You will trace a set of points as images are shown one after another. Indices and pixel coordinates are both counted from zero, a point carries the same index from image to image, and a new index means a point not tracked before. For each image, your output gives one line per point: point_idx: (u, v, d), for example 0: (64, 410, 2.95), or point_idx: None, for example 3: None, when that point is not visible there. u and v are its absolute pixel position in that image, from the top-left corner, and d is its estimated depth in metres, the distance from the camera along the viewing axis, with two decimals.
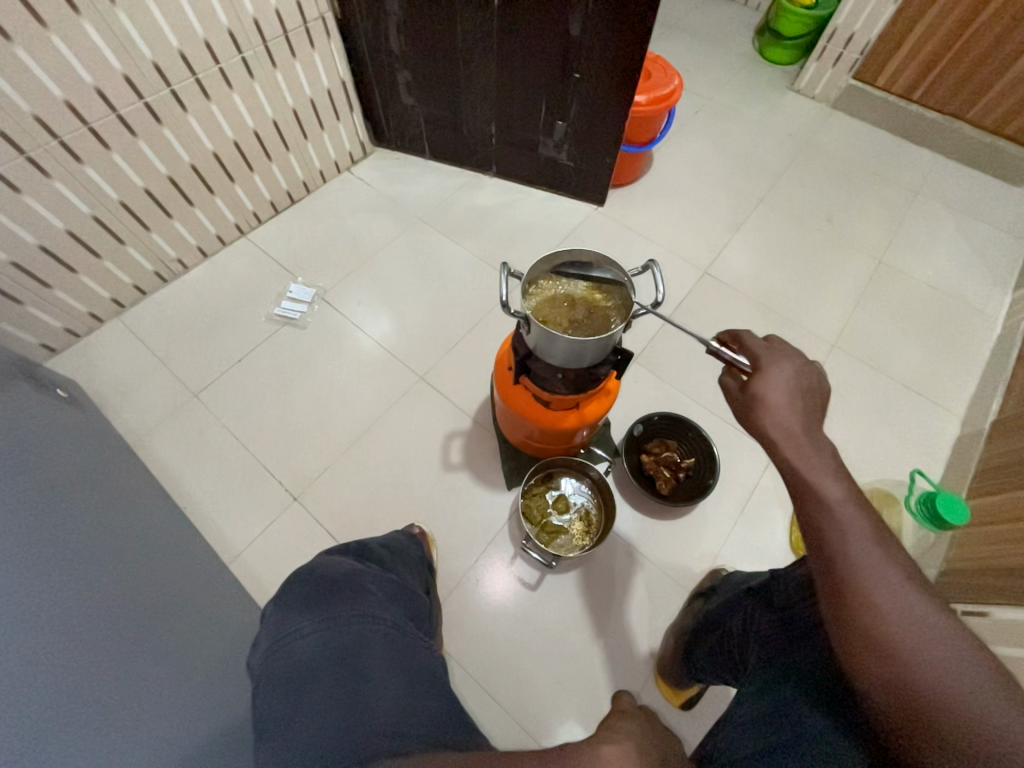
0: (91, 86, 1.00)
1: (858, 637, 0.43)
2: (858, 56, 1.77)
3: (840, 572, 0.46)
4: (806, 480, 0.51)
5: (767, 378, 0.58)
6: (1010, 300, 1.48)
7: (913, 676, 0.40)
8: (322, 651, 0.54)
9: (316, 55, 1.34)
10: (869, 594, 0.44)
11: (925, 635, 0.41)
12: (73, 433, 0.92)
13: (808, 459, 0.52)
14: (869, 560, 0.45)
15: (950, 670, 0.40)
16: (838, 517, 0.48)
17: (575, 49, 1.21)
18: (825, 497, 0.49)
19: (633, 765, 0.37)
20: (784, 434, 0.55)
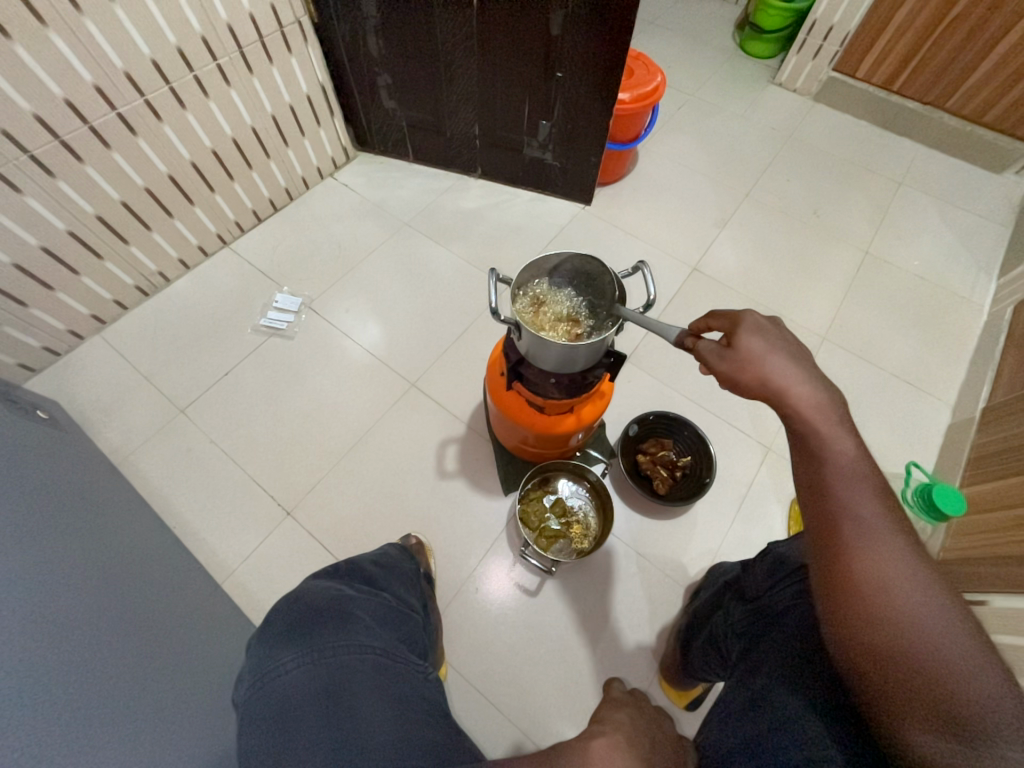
0: (61, 99, 0.97)
1: (842, 591, 0.41)
2: (838, 49, 1.78)
3: (830, 524, 0.44)
4: (810, 429, 0.48)
5: (754, 331, 0.55)
6: (994, 286, 1.50)
7: (892, 629, 0.38)
8: (307, 690, 0.52)
9: (294, 61, 1.32)
10: (859, 547, 0.42)
11: (912, 590, 0.39)
12: (55, 456, 0.89)
13: (814, 409, 0.49)
14: (864, 516, 0.43)
15: (934, 627, 0.37)
16: (837, 468, 0.45)
17: (557, 49, 1.20)
18: (830, 448, 0.46)
19: (621, 754, 0.40)
20: (784, 384, 0.51)
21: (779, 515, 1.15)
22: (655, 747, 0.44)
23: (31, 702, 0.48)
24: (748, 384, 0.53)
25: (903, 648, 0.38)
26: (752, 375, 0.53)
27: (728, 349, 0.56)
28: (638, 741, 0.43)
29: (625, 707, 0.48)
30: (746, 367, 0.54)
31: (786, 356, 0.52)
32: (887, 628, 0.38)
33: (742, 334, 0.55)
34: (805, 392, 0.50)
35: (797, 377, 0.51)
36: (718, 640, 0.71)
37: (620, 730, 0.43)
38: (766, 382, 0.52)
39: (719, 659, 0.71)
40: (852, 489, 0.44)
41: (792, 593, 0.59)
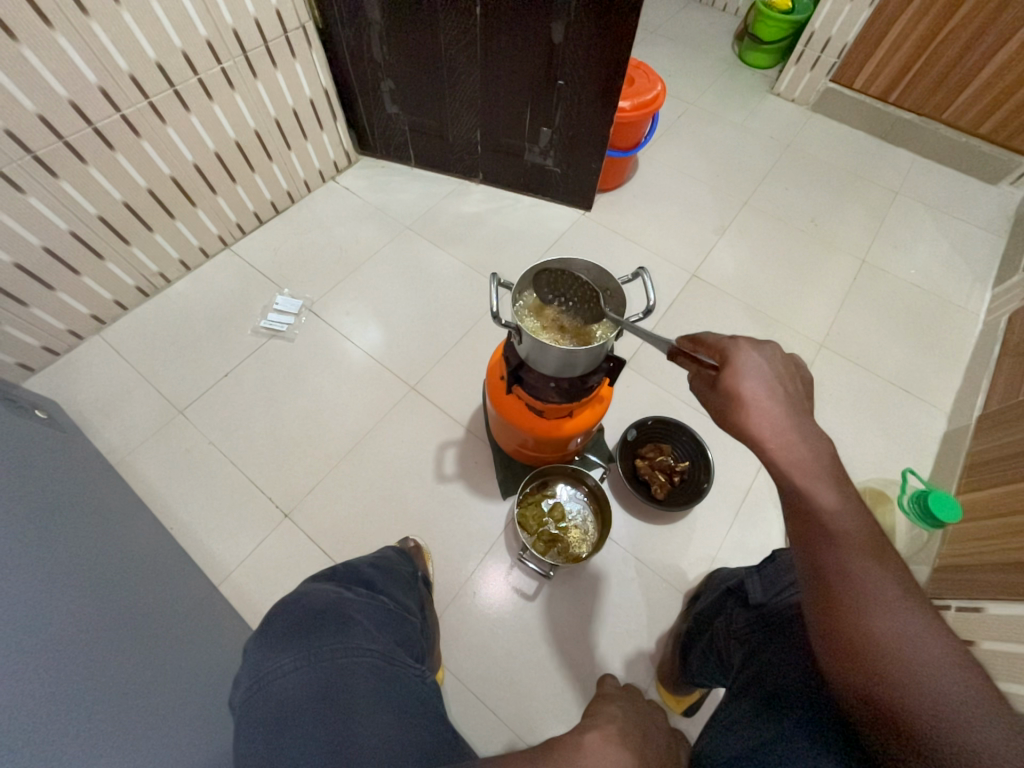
0: (65, 100, 0.98)
1: (835, 648, 0.41)
2: (835, 60, 1.80)
3: (819, 581, 0.43)
4: (793, 487, 0.47)
5: (741, 372, 0.54)
6: (990, 295, 1.52)
7: (889, 691, 0.38)
8: (304, 691, 0.52)
9: (298, 65, 1.33)
10: (848, 603, 0.41)
11: (908, 647, 0.39)
12: (53, 456, 0.89)
13: (794, 461, 0.48)
14: (854, 575, 0.42)
15: (930, 683, 0.37)
16: (827, 523, 0.45)
17: (559, 56, 1.22)
18: (813, 505, 0.46)
19: (615, 744, 0.41)
20: (762, 437, 0.50)
21: (776, 521, 1.16)
22: (647, 741, 0.44)
23: (22, 702, 0.47)
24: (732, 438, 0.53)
25: (899, 710, 0.37)
26: (732, 427, 0.53)
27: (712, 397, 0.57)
28: (629, 733, 0.44)
29: (619, 703, 0.48)
30: (727, 418, 0.54)
31: (767, 403, 0.51)
32: (882, 689, 0.38)
33: (727, 377, 0.54)
34: (784, 444, 0.49)
35: (777, 428, 0.50)
36: (718, 648, 0.71)
37: (613, 724, 0.44)
38: (746, 435, 0.51)
39: (719, 666, 0.71)
40: (839, 545, 0.43)
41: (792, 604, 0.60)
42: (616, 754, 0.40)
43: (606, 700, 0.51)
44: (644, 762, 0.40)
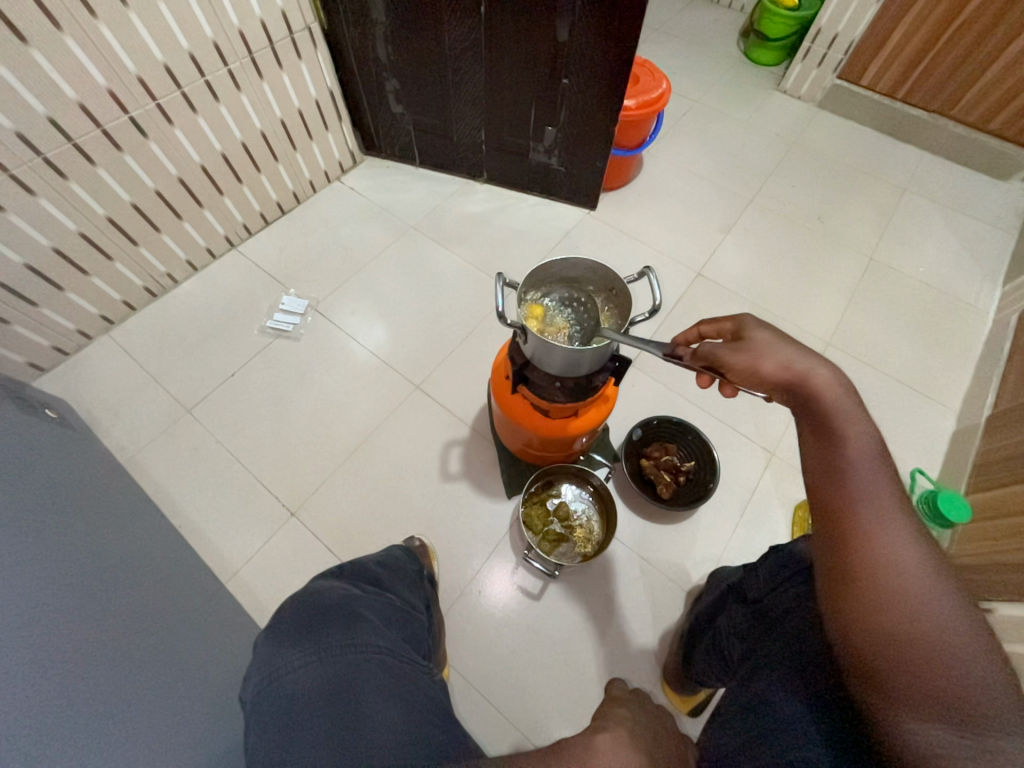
0: (74, 102, 0.99)
1: (851, 569, 0.42)
2: (842, 56, 1.79)
3: (845, 506, 0.44)
4: (831, 414, 0.48)
5: (766, 327, 0.58)
6: (999, 293, 1.50)
7: (897, 612, 0.39)
8: (313, 691, 0.52)
9: (303, 66, 1.33)
10: (869, 526, 0.42)
11: (920, 575, 0.40)
12: (63, 455, 0.90)
13: (836, 391, 0.49)
14: (877, 499, 0.44)
15: (938, 611, 0.38)
16: (854, 450, 0.46)
17: (564, 55, 1.21)
18: (849, 433, 0.47)
19: (626, 748, 0.41)
20: (804, 367, 0.51)
21: (783, 521, 1.15)
22: (658, 743, 0.44)
23: (30, 702, 0.48)
24: (765, 369, 0.54)
25: (906, 632, 0.38)
26: (766, 360, 0.54)
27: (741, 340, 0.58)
28: (640, 736, 0.43)
29: (627, 704, 0.48)
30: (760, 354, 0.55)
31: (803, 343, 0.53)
32: (892, 611, 0.39)
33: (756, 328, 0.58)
34: (825, 376, 0.50)
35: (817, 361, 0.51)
36: (720, 646, 0.71)
37: (622, 726, 0.44)
38: (786, 366, 0.52)
39: (721, 665, 0.71)
40: (870, 474, 0.45)
41: (791, 597, 0.59)
42: (627, 757, 0.40)
43: (613, 701, 0.51)
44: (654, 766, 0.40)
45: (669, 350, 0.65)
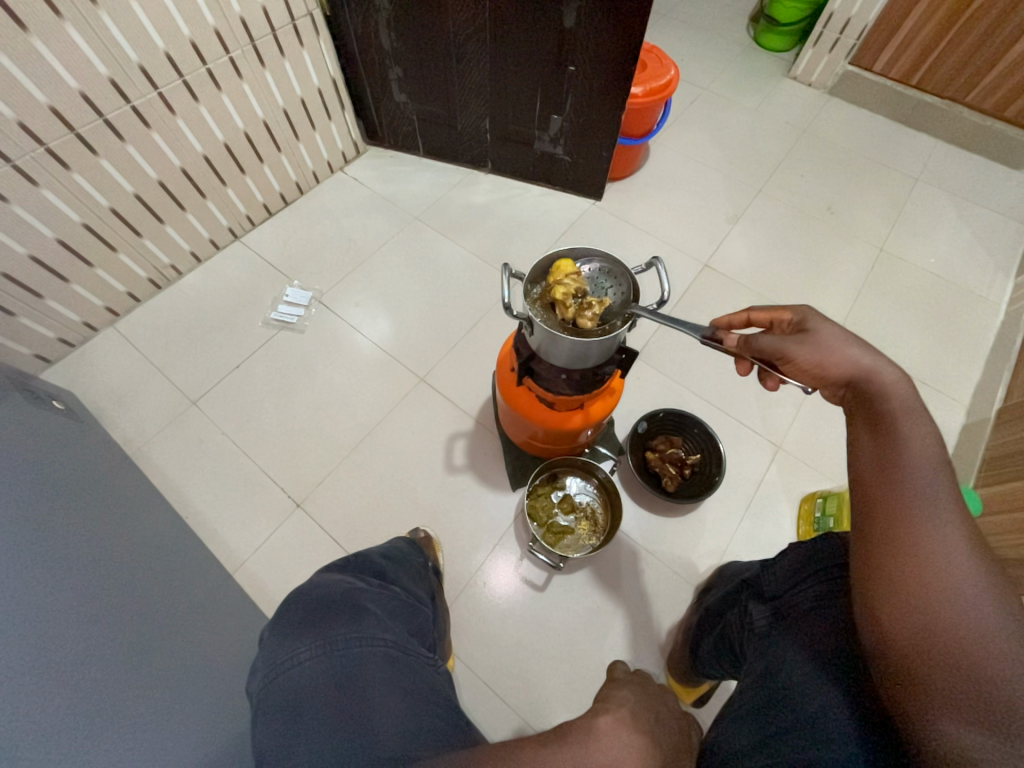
0: (76, 91, 0.98)
1: (900, 564, 0.41)
2: (856, 41, 1.74)
3: (897, 500, 0.43)
4: (895, 411, 0.48)
5: (828, 324, 0.56)
6: (1012, 285, 1.48)
7: (946, 609, 0.38)
8: (321, 680, 0.53)
9: (305, 54, 1.32)
10: (921, 524, 0.42)
11: (973, 578, 0.39)
12: (71, 446, 0.91)
13: (901, 391, 0.49)
14: (935, 500, 0.43)
15: (988, 615, 0.38)
16: (910, 447, 0.45)
17: (569, 41, 1.19)
18: (912, 433, 0.46)
19: (628, 730, 0.41)
20: (870, 366, 0.51)
21: (788, 514, 1.15)
22: (660, 723, 0.44)
23: (32, 694, 0.48)
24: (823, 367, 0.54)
25: (953, 631, 0.38)
26: (829, 356, 0.54)
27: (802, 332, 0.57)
28: (641, 716, 0.43)
29: (628, 685, 0.47)
30: (828, 349, 0.54)
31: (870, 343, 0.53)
32: (934, 611, 0.39)
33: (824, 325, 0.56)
34: (892, 376, 0.50)
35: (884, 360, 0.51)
36: (731, 638, 0.70)
37: (624, 706, 0.43)
38: (852, 365, 0.52)
39: (731, 657, 0.71)
40: (932, 473, 0.44)
41: (813, 596, 0.58)
42: (629, 738, 0.40)
43: (615, 682, 0.50)
44: (657, 747, 0.40)
45: (709, 334, 0.64)
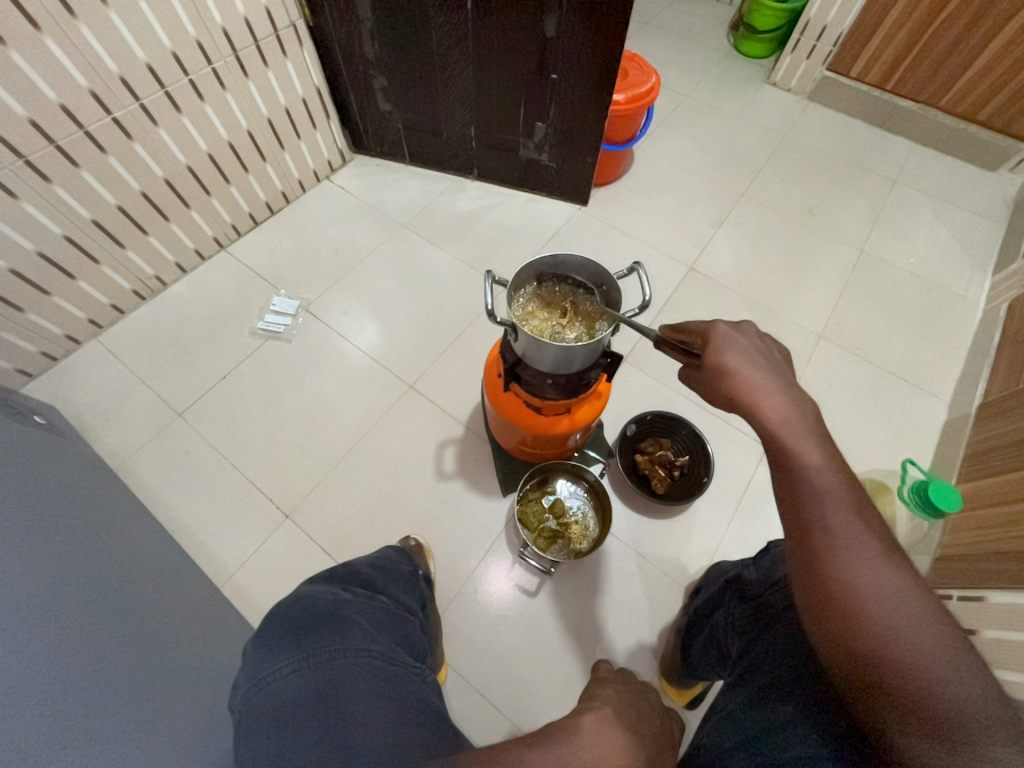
0: (55, 103, 0.97)
1: (816, 599, 0.42)
2: (832, 48, 1.78)
3: (802, 538, 0.44)
4: (781, 444, 0.47)
5: (723, 344, 0.54)
6: (989, 283, 1.51)
7: (869, 639, 0.39)
8: (302, 696, 0.52)
9: (289, 63, 1.32)
10: (830, 554, 0.42)
11: (890, 599, 0.39)
12: (54, 461, 0.89)
13: (779, 419, 0.48)
14: (837, 526, 0.43)
15: (908, 634, 0.38)
16: (809, 477, 0.45)
17: (551, 50, 1.21)
18: (803, 462, 0.46)
19: (612, 728, 0.40)
20: (749, 399, 0.50)
21: (777, 513, 1.16)
22: (643, 719, 0.44)
23: (18, 709, 0.47)
24: (722, 400, 0.53)
25: (879, 661, 0.38)
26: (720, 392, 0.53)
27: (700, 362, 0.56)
28: (625, 712, 0.43)
29: (612, 683, 0.47)
30: (719, 383, 0.53)
31: (746, 365, 0.52)
32: (860, 641, 0.39)
33: (713, 349, 0.54)
34: (769, 402, 0.49)
35: (759, 387, 0.50)
36: (718, 640, 0.71)
37: (608, 704, 0.43)
38: (733, 401, 0.52)
39: (719, 658, 0.71)
40: (828, 500, 0.44)
41: (786, 596, 0.59)
42: (613, 737, 0.40)
43: (599, 681, 0.50)
44: (639, 743, 0.40)
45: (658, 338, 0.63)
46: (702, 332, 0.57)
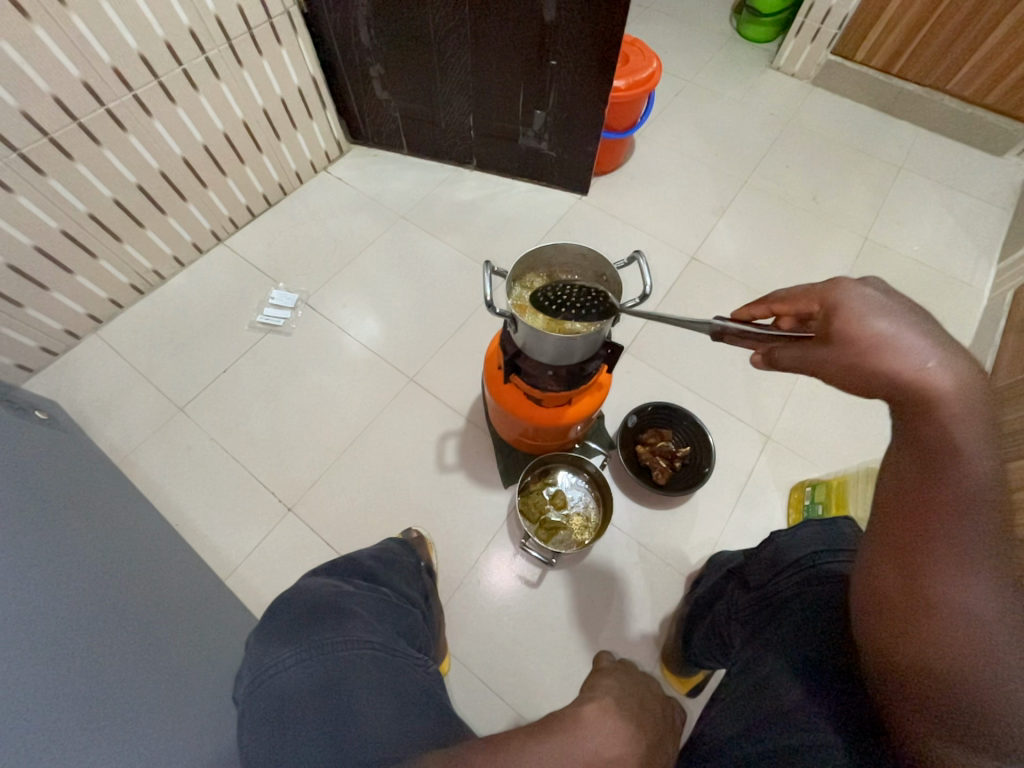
0: (47, 95, 0.96)
1: (908, 604, 0.38)
2: (837, 31, 1.74)
3: (911, 533, 0.39)
4: (935, 433, 0.39)
5: (863, 310, 0.47)
6: (995, 270, 1.49)
7: (949, 651, 0.35)
8: (306, 689, 0.52)
9: (284, 52, 1.30)
10: (938, 563, 0.37)
11: (996, 624, 0.34)
12: (55, 456, 0.90)
13: (950, 403, 0.39)
14: (960, 536, 0.36)
15: (1010, 655, 0.33)
16: (949, 474, 0.38)
17: (550, 35, 1.18)
18: (953, 457, 0.38)
19: (612, 719, 0.40)
20: (915, 372, 0.42)
21: (779, 503, 1.16)
22: (644, 707, 0.44)
23: (24, 701, 0.48)
24: (857, 376, 0.46)
25: (954, 670, 0.35)
26: (858, 365, 0.45)
27: (826, 333, 0.49)
28: (627, 701, 0.43)
29: (614, 673, 0.47)
30: (852, 356, 0.46)
31: (923, 337, 0.43)
32: (945, 654, 0.35)
33: (846, 316, 0.47)
34: (939, 380, 0.40)
35: (936, 364, 0.41)
36: (720, 628, 0.71)
37: (609, 693, 0.43)
38: (891, 373, 0.43)
39: (721, 647, 0.71)
40: (960, 502, 0.37)
41: (801, 584, 0.58)
42: (614, 725, 0.40)
43: (600, 671, 0.50)
44: (641, 732, 0.40)
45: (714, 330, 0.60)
46: (830, 303, 0.50)
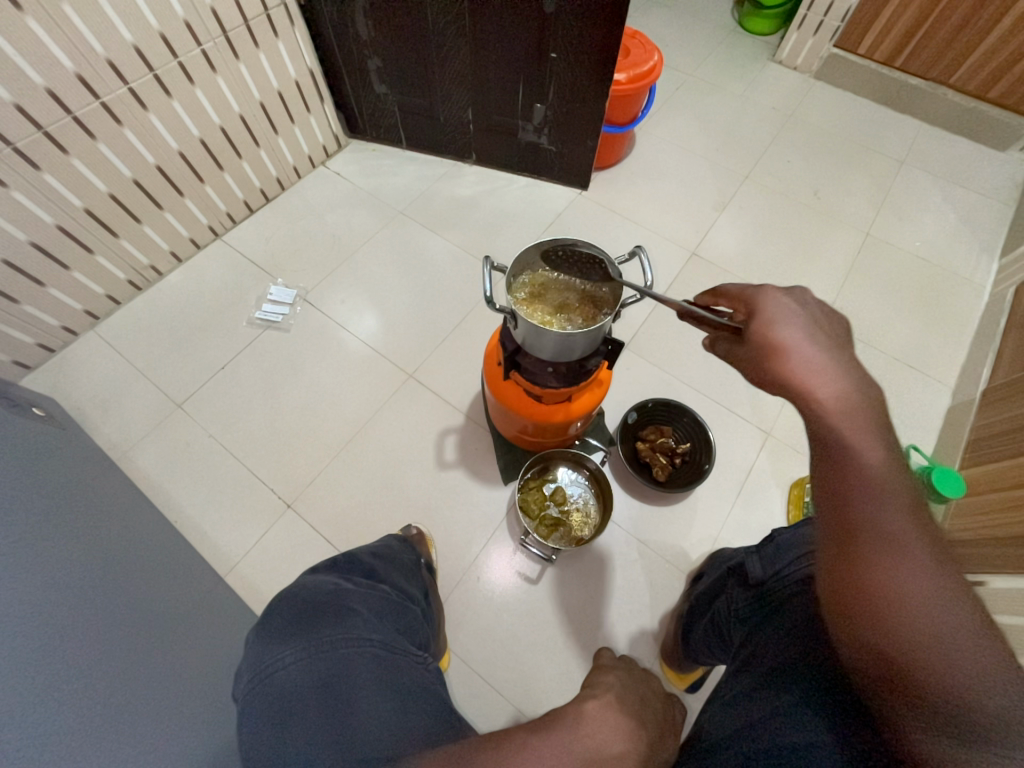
0: (41, 88, 0.94)
1: (853, 593, 0.40)
2: (840, 24, 1.73)
3: (845, 526, 0.42)
4: (840, 435, 0.45)
5: (775, 320, 0.53)
6: (996, 266, 1.49)
7: (898, 634, 0.37)
8: (307, 687, 0.52)
9: (281, 45, 1.28)
10: (876, 551, 0.40)
11: (931, 602, 0.37)
12: (53, 453, 0.89)
13: (841, 408, 0.46)
14: (886, 523, 0.41)
15: (949, 630, 0.36)
16: (862, 470, 0.43)
17: (550, 28, 1.17)
18: (859, 455, 0.44)
19: (614, 717, 0.40)
20: (809, 380, 0.48)
21: (779, 499, 1.16)
22: (645, 704, 0.44)
23: (22, 701, 0.47)
24: (768, 379, 0.52)
25: (903, 650, 0.37)
26: (770, 370, 0.51)
27: (745, 336, 0.55)
28: (628, 698, 0.43)
29: (614, 670, 0.47)
30: (767, 360, 0.52)
31: (819, 348, 0.49)
32: (895, 638, 0.38)
33: (761, 323, 0.53)
34: (830, 389, 0.47)
35: (825, 373, 0.48)
36: (719, 624, 0.71)
37: (610, 690, 0.43)
38: (790, 378, 0.49)
39: (720, 643, 0.71)
40: (877, 493, 0.42)
41: (789, 584, 0.59)
42: (615, 721, 0.40)
43: (600, 668, 0.50)
44: (643, 729, 0.40)
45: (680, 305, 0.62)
46: (752, 305, 0.56)
